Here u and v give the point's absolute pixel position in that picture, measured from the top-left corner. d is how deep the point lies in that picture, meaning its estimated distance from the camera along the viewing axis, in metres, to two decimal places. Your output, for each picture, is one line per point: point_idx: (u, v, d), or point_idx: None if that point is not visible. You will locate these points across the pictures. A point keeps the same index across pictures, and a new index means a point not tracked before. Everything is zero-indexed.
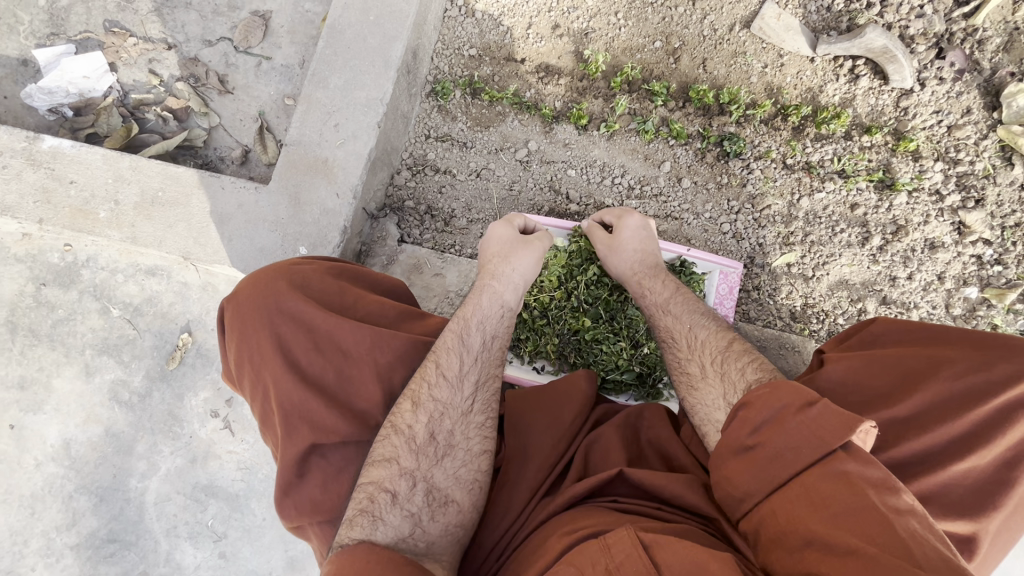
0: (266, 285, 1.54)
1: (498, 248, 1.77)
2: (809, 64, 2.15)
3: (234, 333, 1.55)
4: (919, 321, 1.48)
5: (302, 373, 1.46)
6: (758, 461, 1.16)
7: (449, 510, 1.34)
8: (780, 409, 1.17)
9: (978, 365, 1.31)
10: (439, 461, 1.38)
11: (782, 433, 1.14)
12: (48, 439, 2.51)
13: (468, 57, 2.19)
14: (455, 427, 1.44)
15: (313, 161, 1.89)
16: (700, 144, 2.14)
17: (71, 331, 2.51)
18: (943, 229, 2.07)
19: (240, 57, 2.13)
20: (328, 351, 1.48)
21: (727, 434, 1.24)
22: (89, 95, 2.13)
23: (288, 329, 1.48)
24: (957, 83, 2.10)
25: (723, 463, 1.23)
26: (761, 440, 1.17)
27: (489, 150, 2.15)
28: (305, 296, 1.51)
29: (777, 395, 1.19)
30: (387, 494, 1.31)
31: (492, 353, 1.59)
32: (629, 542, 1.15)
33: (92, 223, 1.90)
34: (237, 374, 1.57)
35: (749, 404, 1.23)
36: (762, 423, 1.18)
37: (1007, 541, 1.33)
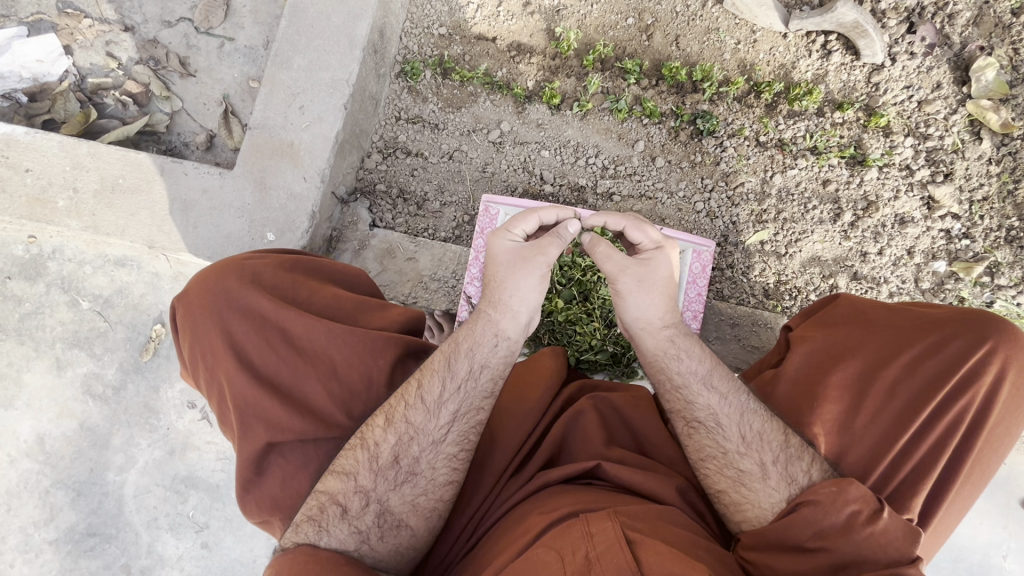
0: (218, 282, 1.49)
1: (496, 266, 1.52)
2: (782, 40, 2.14)
3: (186, 331, 1.52)
4: (882, 299, 1.55)
5: (258, 371, 1.45)
6: (818, 556, 1.27)
7: (401, 533, 1.38)
8: (849, 517, 1.27)
9: (933, 345, 1.39)
10: (398, 486, 1.40)
11: (851, 542, 1.26)
12: (21, 435, 2.47)
13: (438, 37, 2.15)
14: (423, 453, 1.42)
15: (278, 144, 1.84)
16: (674, 122, 2.13)
17: (40, 324, 2.45)
18: (913, 204, 2.09)
19: (202, 39, 2.07)
20: (283, 348, 1.46)
21: (786, 532, 1.31)
22: (44, 80, 2.05)
23: (240, 327, 1.45)
24: (928, 58, 2.11)
25: (772, 551, 1.31)
26: (827, 544, 1.27)
27: (462, 131, 2.12)
28: (259, 291, 1.48)
29: (846, 497, 1.27)
30: (339, 508, 1.37)
31: (479, 386, 1.48)
32: (612, 534, 1.24)
33: (51, 212, 1.85)
34: (192, 372, 1.56)
35: (816, 501, 1.30)
36: (828, 527, 1.28)
37: (963, 509, 1.44)
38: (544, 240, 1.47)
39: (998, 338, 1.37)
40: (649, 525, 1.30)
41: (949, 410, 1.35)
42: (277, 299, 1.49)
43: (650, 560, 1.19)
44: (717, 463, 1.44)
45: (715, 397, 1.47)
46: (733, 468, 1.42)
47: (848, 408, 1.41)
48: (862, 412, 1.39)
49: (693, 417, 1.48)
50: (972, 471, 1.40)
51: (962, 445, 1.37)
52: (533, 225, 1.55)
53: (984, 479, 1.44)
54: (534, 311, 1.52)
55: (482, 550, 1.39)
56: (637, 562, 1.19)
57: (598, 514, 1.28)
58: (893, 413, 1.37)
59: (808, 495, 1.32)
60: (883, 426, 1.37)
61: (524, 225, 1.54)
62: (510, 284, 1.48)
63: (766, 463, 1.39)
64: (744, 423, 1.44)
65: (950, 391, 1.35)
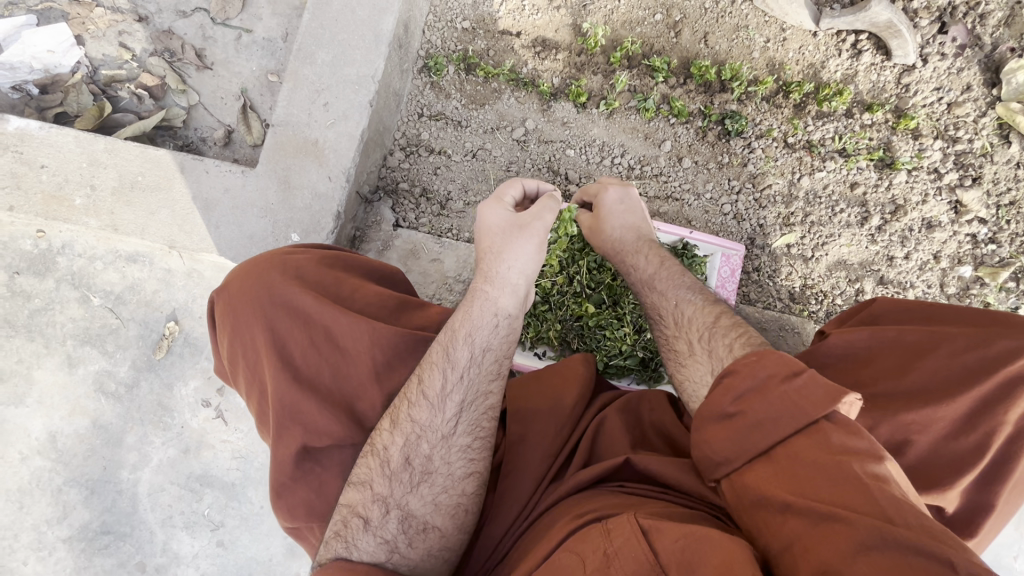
0: (261, 277, 1.48)
1: (490, 240, 1.58)
2: (811, 39, 2.10)
3: (227, 327, 1.50)
4: (915, 299, 1.50)
5: (299, 370, 1.42)
6: (739, 428, 1.13)
7: (429, 536, 1.35)
8: (765, 378, 1.13)
9: (978, 339, 1.31)
10: (415, 487, 1.37)
11: (765, 401, 1.11)
12: (32, 433, 2.43)
13: (461, 30, 2.09)
14: (433, 451, 1.39)
15: (303, 143, 1.80)
16: (701, 122, 2.09)
17: (50, 321, 2.41)
18: (940, 208, 2.07)
19: (218, 30, 2.01)
20: (325, 348, 1.43)
21: (706, 404, 1.19)
22: (55, 72, 1.99)
23: (284, 324, 1.43)
24: (959, 59, 2.08)
25: (702, 425, 1.20)
26: (746, 408, 1.13)
27: (485, 129, 2.08)
28: (303, 287, 1.45)
29: (762, 364, 1.16)
30: (361, 519, 1.35)
31: (481, 370, 1.43)
32: (629, 526, 1.15)
33: (67, 210, 1.80)
34: (231, 367, 1.54)
35: (734, 371, 1.19)
36: (748, 390, 1.14)
37: (1007, 511, 1.39)
38: (538, 207, 1.59)
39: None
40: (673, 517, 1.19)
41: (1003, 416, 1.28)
42: (321, 297, 1.46)
43: (665, 543, 1.09)
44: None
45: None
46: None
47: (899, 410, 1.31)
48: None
49: None
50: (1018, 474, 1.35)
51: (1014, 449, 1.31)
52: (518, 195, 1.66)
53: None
54: (529, 283, 1.55)
55: (517, 558, 1.34)
56: (654, 551, 1.08)
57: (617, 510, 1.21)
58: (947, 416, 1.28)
59: (730, 366, 1.21)
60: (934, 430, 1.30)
61: (512, 195, 1.64)
62: (508, 252, 1.52)
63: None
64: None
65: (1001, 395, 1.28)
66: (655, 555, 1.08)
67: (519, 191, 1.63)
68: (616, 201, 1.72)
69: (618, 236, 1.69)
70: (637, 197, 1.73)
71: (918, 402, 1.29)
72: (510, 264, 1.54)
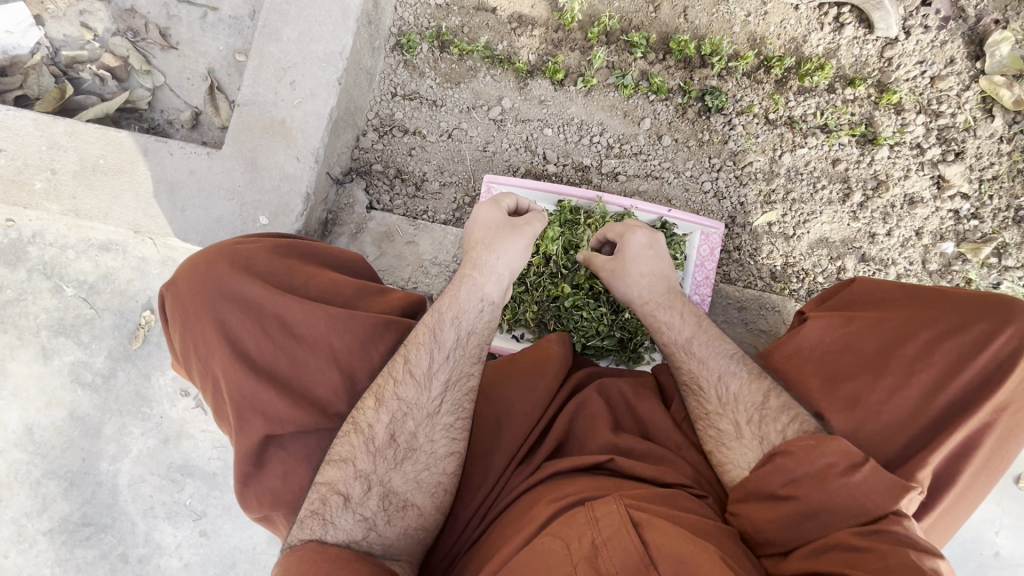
0: (208, 269, 1.43)
1: (482, 233, 1.59)
2: (793, 12, 2.06)
3: (177, 322, 1.46)
4: (897, 284, 1.49)
5: (254, 361, 1.40)
6: (793, 512, 1.23)
7: (408, 514, 1.34)
8: (822, 468, 1.22)
9: (953, 327, 1.32)
10: (399, 464, 1.37)
11: (821, 493, 1.21)
12: (8, 426, 2.40)
13: (434, 7, 2.04)
14: (419, 428, 1.39)
15: (270, 122, 1.75)
16: (681, 99, 2.05)
17: (22, 312, 2.36)
18: (923, 183, 2.05)
19: (183, 9, 1.95)
20: (279, 336, 1.40)
21: (758, 483, 1.29)
22: (14, 53, 1.92)
23: (235, 317, 1.39)
24: (942, 32, 2.04)
25: (751, 503, 1.29)
26: (796, 493, 1.23)
27: (461, 108, 2.03)
28: (251, 277, 1.42)
29: (820, 450, 1.23)
30: (340, 497, 1.32)
31: (466, 352, 1.48)
32: (618, 517, 1.19)
33: (29, 195, 1.75)
34: (185, 363, 1.50)
35: (789, 452, 1.27)
36: (799, 477, 1.24)
37: (978, 495, 1.37)
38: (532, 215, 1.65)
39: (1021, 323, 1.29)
40: (657, 508, 1.24)
41: (975, 400, 1.28)
42: (272, 286, 1.42)
43: (657, 539, 1.14)
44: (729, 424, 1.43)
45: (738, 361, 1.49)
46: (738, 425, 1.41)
47: (864, 387, 1.34)
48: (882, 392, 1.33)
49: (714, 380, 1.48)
50: (989, 458, 1.33)
51: (985, 433, 1.29)
52: (513, 206, 1.70)
53: (1000, 467, 1.37)
54: (513, 276, 1.60)
55: (489, 541, 1.34)
56: (642, 543, 1.14)
57: (604, 499, 1.24)
58: (916, 397, 1.29)
59: (783, 446, 1.29)
60: (905, 414, 1.30)
61: (509, 203, 1.68)
62: (500, 246, 1.56)
63: (777, 428, 1.37)
64: (755, 399, 1.41)
65: (972, 378, 1.29)
66: (645, 546, 1.13)
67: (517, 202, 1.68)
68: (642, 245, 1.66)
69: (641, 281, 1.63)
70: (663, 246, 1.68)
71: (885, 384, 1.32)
72: (500, 257, 1.57)
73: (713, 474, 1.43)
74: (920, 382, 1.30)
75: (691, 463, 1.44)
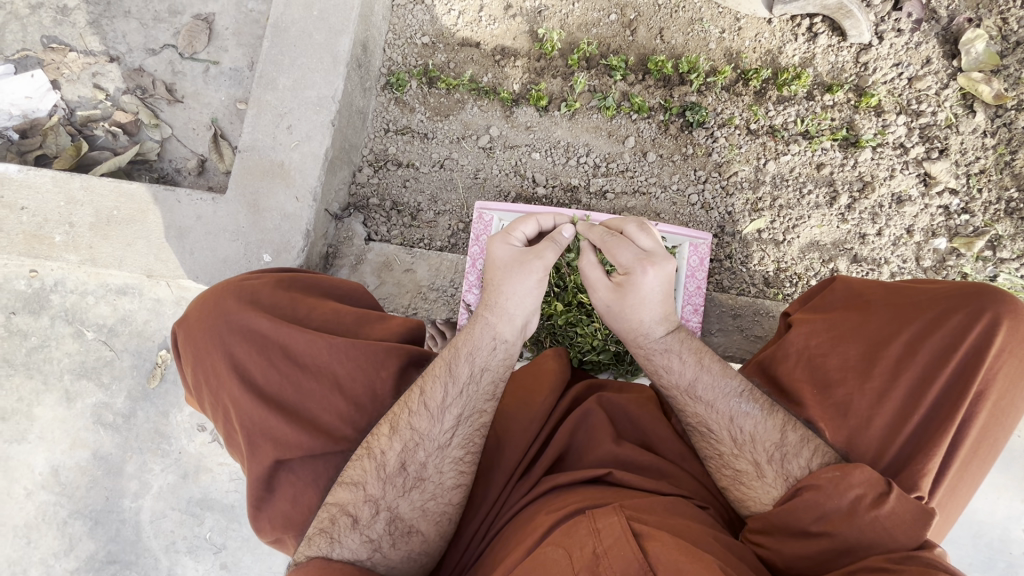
0: (216, 305, 1.51)
1: (494, 268, 1.54)
2: (766, 26, 2.13)
3: (188, 356, 1.53)
4: (877, 281, 1.52)
5: (261, 389, 1.46)
6: (823, 547, 1.26)
7: (412, 539, 1.39)
8: (854, 500, 1.25)
9: (933, 321, 1.35)
10: (407, 491, 1.41)
11: (854, 527, 1.24)
12: (36, 468, 2.49)
13: (421, 46, 2.15)
14: (429, 458, 1.43)
15: (269, 166, 1.85)
16: (663, 116, 2.12)
17: (47, 357, 2.47)
18: (909, 182, 2.08)
19: (187, 64, 2.08)
20: (285, 366, 1.47)
21: (789, 518, 1.30)
22: (33, 116, 2.07)
23: (242, 349, 1.46)
24: (916, 34, 2.09)
25: (779, 539, 1.31)
26: (828, 529, 1.26)
27: (451, 139, 2.12)
28: (257, 311, 1.49)
29: (850, 481, 1.25)
30: (350, 517, 1.38)
31: (479, 389, 1.49)
32: (618, 528, 1.21)
33: (48, 248, 1.85)
34: (198, 395, 1.57)
35: (817, 486, 1.29)
36: (831, 512, 1.26)
37: (973, 483, 1.39)
38: (541, 244, 1.50)
39: (995, 310, 1.31)
40: (658, 520, 1.27)
41: (959, 391, 1.30)
42: (276, 318, 1.49)
43: (656, 551, 1.16)
44: (716, 463, 1.45)
45: (703, 407, 1.47)
46: (730, 468, 1.43)
47: (852, 389, 1.37)
48: (870, 393, 1.36)
49: (692, 418, 1.49)
50: (980, 446, 1.35)
51: (973, 422, 1.31)
52: (533, 230, 1.59)
53: (992, 454, 1.39)
54: (531, 315, 1.53)
55: (489, 557, 1.37)
56: (642, 553, 1.16)
57: (604, 510, 1.26)
58: (901, 396, 1.33)
59: (811, 480, 1.30)
60: (891, 411, 1.33)
61: (524, 230, 1.57)
62: (508, 287, 1.49)
63: (761, 462, 1.39)
64: (733, 439, 1.43)
65: (953, 371, 1.31)
66: (643, 555, 1.16)
67: (533, 228, 1.57)
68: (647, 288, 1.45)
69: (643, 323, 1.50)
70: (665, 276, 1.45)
71: (871, 386, 1.36)
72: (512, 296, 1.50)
73: (712, 483, 1.49)
74: (905, 381, 1.33)
75: (690, 475, 1.48)
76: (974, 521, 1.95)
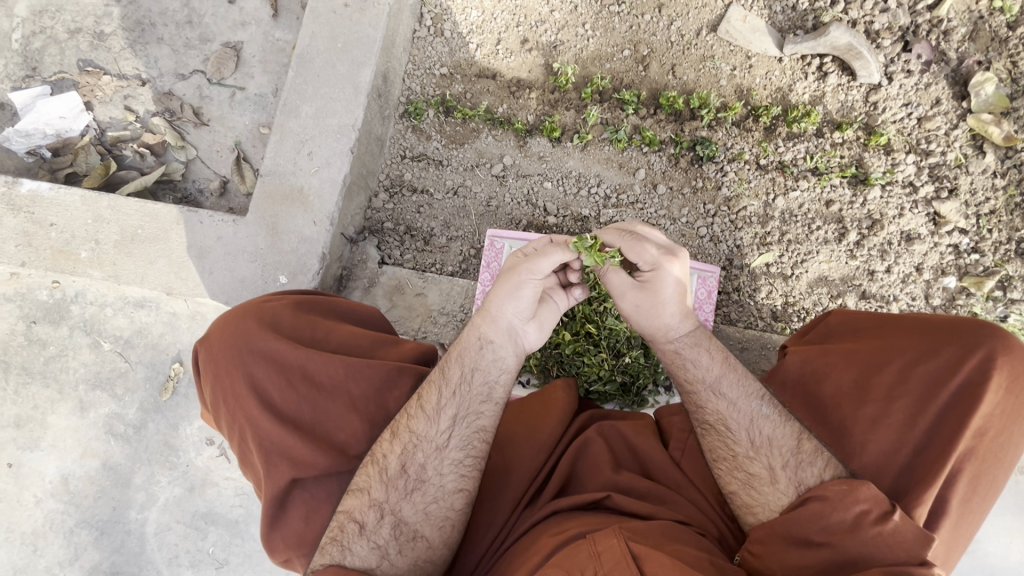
0: (238, 325, 1.55)
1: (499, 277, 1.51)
2: (777, 64, 2.17)
3: (209, 374, 1.57)
4: (872, 313, 1.56)
5: (277, 410, 1.49)
6: (824, 558, 1.25)
7: (417, 545, 1.40)
8: (857, 514, 1.24)
9: (926, 352, 1.36)
10: (408, 494, 1.43)
11: (857, 541, 1.23)
12: (46, 476, 2.52)
13: (439, 77, 2.22)
14: (427, 460, 1.45)
15: (289, 190, 1.90)
16: (674, 149, 2.16)
17: (63, 367, 2.53)
18: (918, 221, 2.09)
19: (214, 90, 2.17)
20: (302, 386, 1.49)
21: (793, 527, 1.30)
22: (66, 136, 2.16)
23: (261, 369, 1.50)
24: (925, 75, 2.13)
25: (780, 546, 1.30)
26: (830, 540, 1.25)
27: (465, 166, 2.18)
28: (276, 332, 1.53)
29: (855, 496, 1.26)
30: (356, 524, 1.40)
31: (472, 389, 1.49)
32: (619, 551, 1.22)
33: (73, 264, 1.91)
34: (216, 414, 1.60)
35: (825, 497, 1.29)
36: (836, 524, 1.26)
37: (974, 521, 1.37)
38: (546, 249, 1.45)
39: (989, 343, 1.33)
40: (657, 544, 1.28)
41: (954, 423, 1.31)
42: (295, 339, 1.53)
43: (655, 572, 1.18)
44: (728, 462, 1.43)
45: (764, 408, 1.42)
46: (742, 471, 1.41)
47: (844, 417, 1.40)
48: (863, 421, 1.38)
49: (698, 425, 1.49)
50: (979, 482, 1.34)
51: (969, 455, 1.31)
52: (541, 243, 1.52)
53: (994, 490, 1.37)
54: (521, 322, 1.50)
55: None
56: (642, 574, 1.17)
57: (604, 532, 1.27)
58: (894, 425, 1.34)
59: (818, 491, 1.31)
60: (886, 441, 1.34)
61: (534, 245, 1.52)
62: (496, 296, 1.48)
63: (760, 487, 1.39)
64: (751, 439, 1.42)
65: (949, 402, 1.32)
66: None
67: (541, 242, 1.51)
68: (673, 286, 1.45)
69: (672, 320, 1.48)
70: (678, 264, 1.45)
71: (864, 415, 1.38)
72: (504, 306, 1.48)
73: (710, 508, 1.48)
74: (898, 411, 1.35)
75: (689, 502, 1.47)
76: (988, 565, 1.91)
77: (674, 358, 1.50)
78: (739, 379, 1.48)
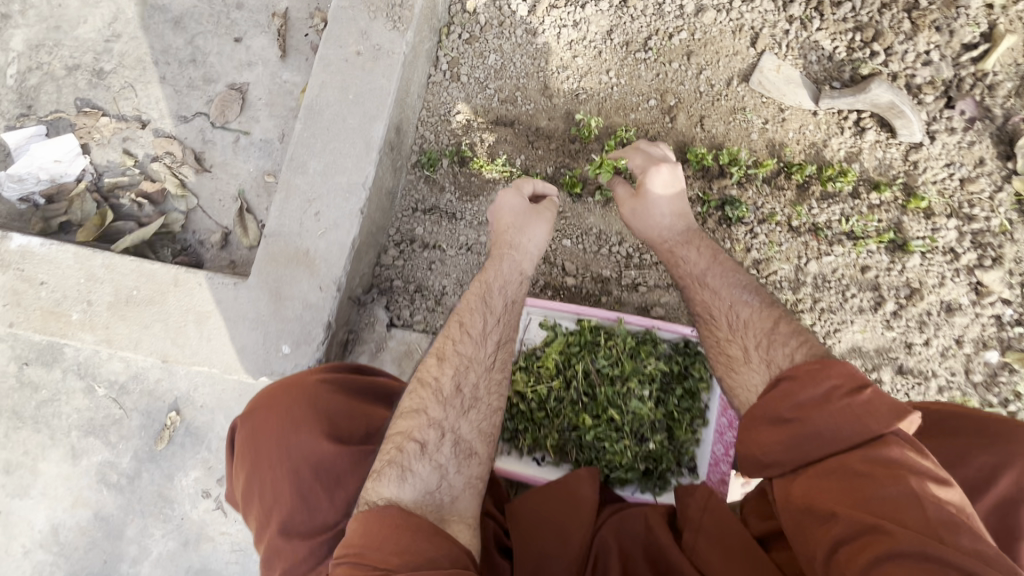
0: (284, 410, 1.50)
1: (510, 219, 1.72)
2: (811, 117, 2.05)
3: (245, 461, 1.49)
4: None
5: (321, 506, 1.41)
6: (797, 431, 1.17)
7: (472, 463, 1.37)
8: (828, 391, 1.17)
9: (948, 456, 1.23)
10: (465, 412, 1.42)
11: (825, 413, 1.14)
12: (36, 525, 2.43)
13: (454, 124, 2.10)
14: (480, 380, 1.48)
15: (294, 253, 1.79)
16: (700, 207, 2.05)
17: (56, 412, 2.42)
18: (959, 290, 1.97)
19: (217, 134, 2.06)
20: (349, 479, 1.42)
21: (765, 411, 1.25)
22: (61, 181, 2.05)
23: (306, 460, 1.43)
24: (969, 132, 2.00)
25: (756, 427, 1.26)
26: (801, 414, 1.18)
27: (480, 221, 2.06)
28: (325, 420, 1.48)
29: (825, 376, 1.19)
30: (415, 443, 1.34)
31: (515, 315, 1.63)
32: None
33: (64, 326, 1.81)
34: (247, 506, 1.49)
35: (795, 378, 1.25)
36: (806, 400, 1.19)
37: None
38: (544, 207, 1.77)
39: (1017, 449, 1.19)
40: None
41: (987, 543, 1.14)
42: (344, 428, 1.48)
43: None
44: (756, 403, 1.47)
45: None
46: (723, 355, 1.50)
47: None
48: None
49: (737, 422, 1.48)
50: None
51: None
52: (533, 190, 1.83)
53: None
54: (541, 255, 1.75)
55: None
56: None
57: None
58: None
59: (792, 372, 1.27)
60: None
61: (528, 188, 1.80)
62: (524, 229, 1.71)
63: None
64: (729, 323, 1.52)
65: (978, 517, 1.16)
66: None
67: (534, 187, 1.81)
68: (664, 184, 1.73)
69: (667, 223, 1.73)
70: (677, 177, 1.75)
71: None
72: (530, 238, 1.71)
73: None
74: None
75: None
76: None
77: (672, 256, 1.70)
78: (724, 271, 1.61)
